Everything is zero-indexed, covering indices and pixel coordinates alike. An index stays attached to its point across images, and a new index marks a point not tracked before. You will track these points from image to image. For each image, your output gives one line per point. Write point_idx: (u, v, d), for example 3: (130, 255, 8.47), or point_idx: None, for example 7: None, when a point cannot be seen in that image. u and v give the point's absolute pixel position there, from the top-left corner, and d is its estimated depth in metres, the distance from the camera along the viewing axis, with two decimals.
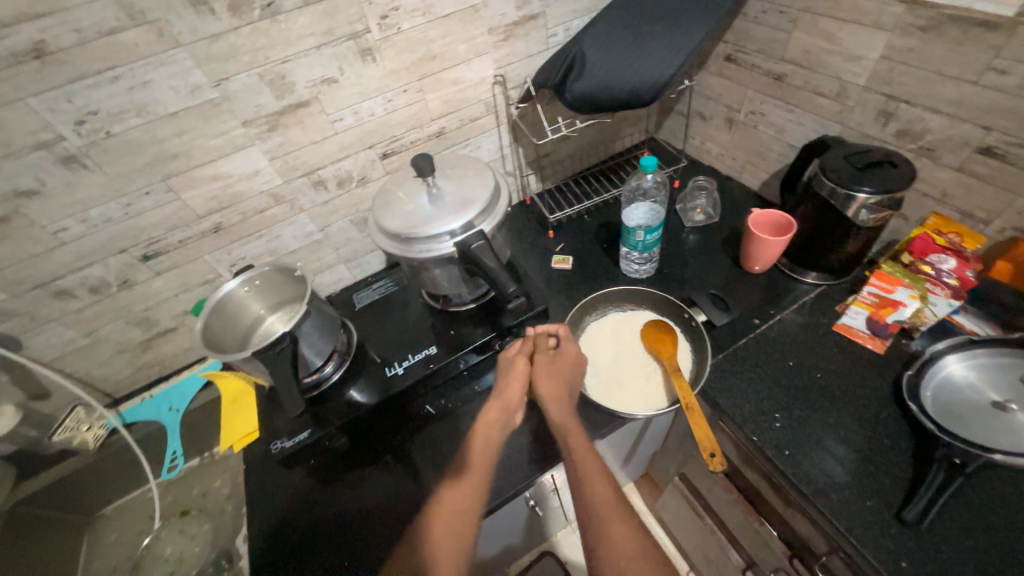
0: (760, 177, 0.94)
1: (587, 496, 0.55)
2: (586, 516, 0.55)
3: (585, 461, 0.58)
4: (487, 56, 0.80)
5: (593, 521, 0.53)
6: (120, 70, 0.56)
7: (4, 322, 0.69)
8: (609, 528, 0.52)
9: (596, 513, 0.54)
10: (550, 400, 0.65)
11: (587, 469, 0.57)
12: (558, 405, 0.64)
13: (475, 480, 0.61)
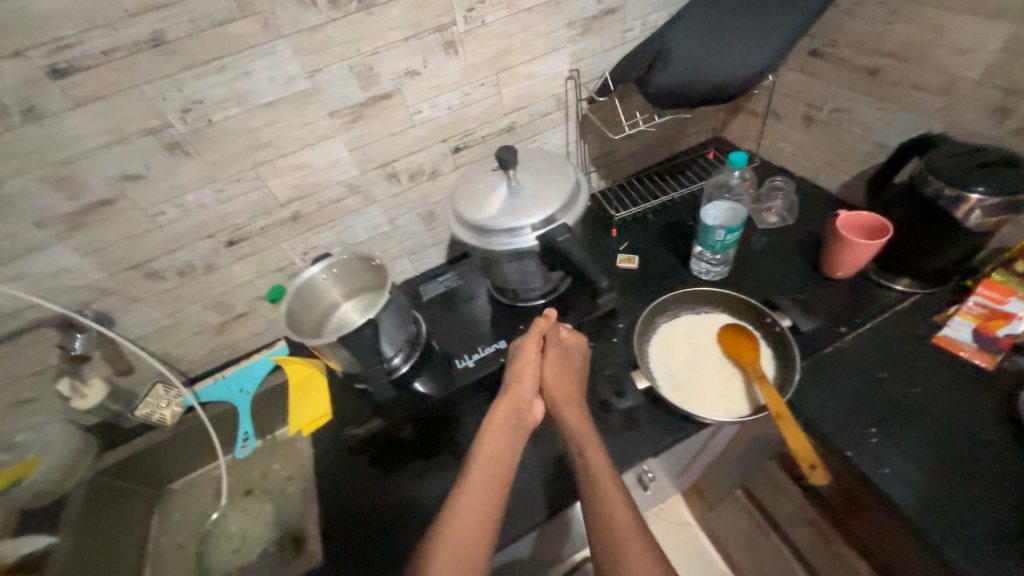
0: (840, 179, 0.89)
1: (607, 522, 0.51)
2: (604, 545, 0.50)
3: (606, 481, 0.54)
4: (563, 50, 0.79)
5: (611, 552, 0.49)
6: (225, 60, 0.58)
7: (100, 301, 0.72)
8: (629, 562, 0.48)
9: (616, 543, 0.50)
10: (567, 405, 0.61)
11: (608, 491, 0.53)
12: (575, 413, 0.61)
13: (483, 481, 0.53)
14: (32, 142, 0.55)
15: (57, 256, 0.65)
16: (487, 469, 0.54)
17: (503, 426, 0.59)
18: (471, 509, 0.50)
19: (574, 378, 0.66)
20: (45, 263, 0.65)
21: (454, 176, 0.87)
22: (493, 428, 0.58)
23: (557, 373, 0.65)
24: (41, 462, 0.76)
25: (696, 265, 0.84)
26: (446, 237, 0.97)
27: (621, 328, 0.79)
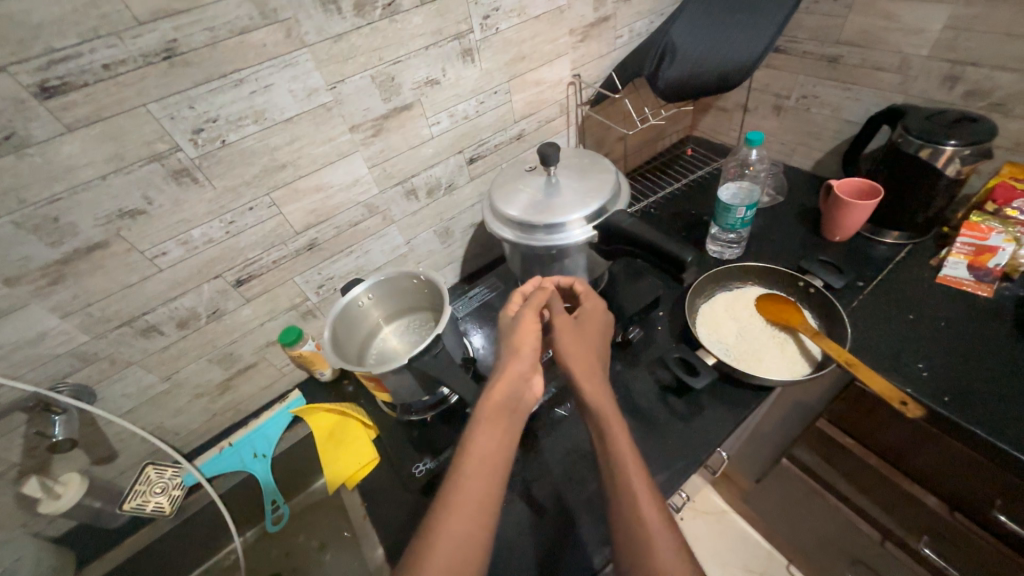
0: (813, 157, 0.99)
1: (631, 521, 0.45)
2: (625, 546, 0.44)
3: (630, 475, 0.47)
4: (566, 57, 0.82)
5: (634, 555, 0.43)
6: (245, 73, 0.53)
7: (80, 371, 0.59)
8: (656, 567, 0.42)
9: (639, 546, 0.43)
10: (585, 380, 0.54)
11: (635, 488, 0.46)
12: (594, 387, 0.54)
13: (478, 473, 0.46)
14: (9, 178, 0.45)
15: (31, 320, 0.53)
16: (488, 464, 0.47)
17: (504, 409, 0.51)
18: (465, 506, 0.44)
19: (594, 349, 0.58)
20: (15, 330, 0.53)
21: (469, 188, 0.85)
22: (491, 414, 0.50)
23: (572, 344, 0.57)
24: None
25: (712, 247, 0.88)
26: (460, 253, 0.94)
27: (662, 315, 0.79)
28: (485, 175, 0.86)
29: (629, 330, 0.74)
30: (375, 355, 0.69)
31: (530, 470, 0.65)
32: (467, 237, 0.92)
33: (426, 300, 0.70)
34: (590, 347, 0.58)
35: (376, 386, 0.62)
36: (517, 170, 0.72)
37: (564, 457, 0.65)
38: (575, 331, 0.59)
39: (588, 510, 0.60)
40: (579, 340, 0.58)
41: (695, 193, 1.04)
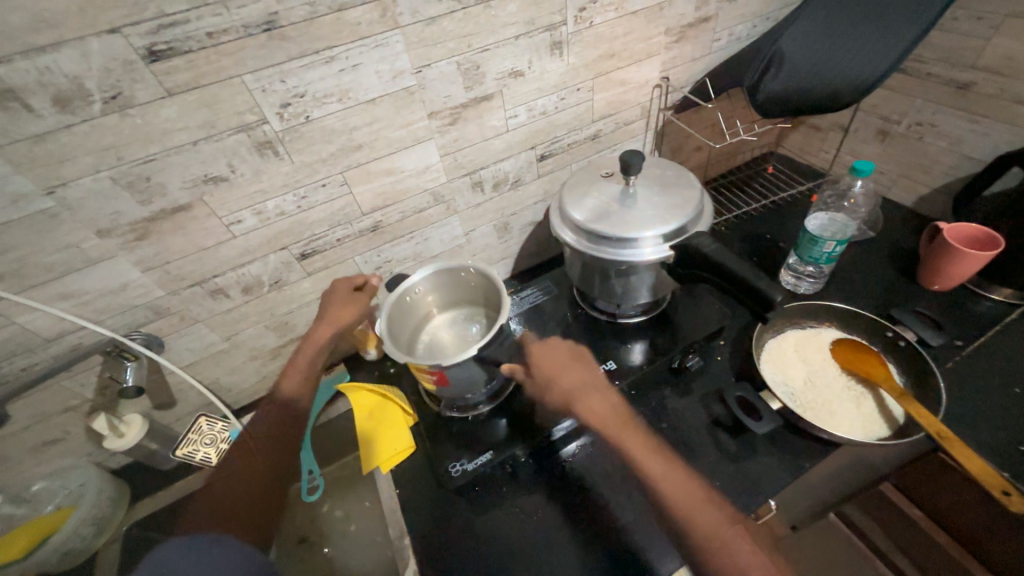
0: (917, 192, 0.89)
1: (688, 530, 0.47)
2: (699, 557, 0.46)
3: (670, 481, 0.51)
4: (657, 57, 0.76)
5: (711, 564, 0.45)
6: (337, 51, 0.52)
7: (153, 322, 0.62)
8: (734, 563, 0.44)
9: (706, 546, 0.46)
10: (584, 401, 0.57)
11: (677, 493, 0.50)
12: (597, 405, 0.57)
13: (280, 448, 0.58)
14: (112, 136, 0.47)
15: (116, 271, 0.56)
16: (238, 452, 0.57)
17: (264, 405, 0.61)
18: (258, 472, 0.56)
19: (577, 366, 0.62)
20: (101, 278, 0.56)
21: (534, 185, 0.82)
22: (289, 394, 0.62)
23: (558, 374, 0.60)
24: (75, 512, 0.67)
25: (785, 277, 0.82)
26: (515, 250, 0.92)
27: (722, 345, 0.74)
28: (553, 173, 0.83)
29: (688, 357, 0.68)
30: (425, 347, 0.67)
31: (564, 486, 0.64)
32: (524, 235, 0.90)
33: (481, 295, 0.68)
34: (575, 371, 0.61)
35: (437, 378, 0.57)
36: (592, 175, 0.69)
37: (600, 480, 0.64)
38: (550, 357, 0.62)
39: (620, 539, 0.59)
40: (559, 366, 0.61)
41: (772, 216, 0.96)
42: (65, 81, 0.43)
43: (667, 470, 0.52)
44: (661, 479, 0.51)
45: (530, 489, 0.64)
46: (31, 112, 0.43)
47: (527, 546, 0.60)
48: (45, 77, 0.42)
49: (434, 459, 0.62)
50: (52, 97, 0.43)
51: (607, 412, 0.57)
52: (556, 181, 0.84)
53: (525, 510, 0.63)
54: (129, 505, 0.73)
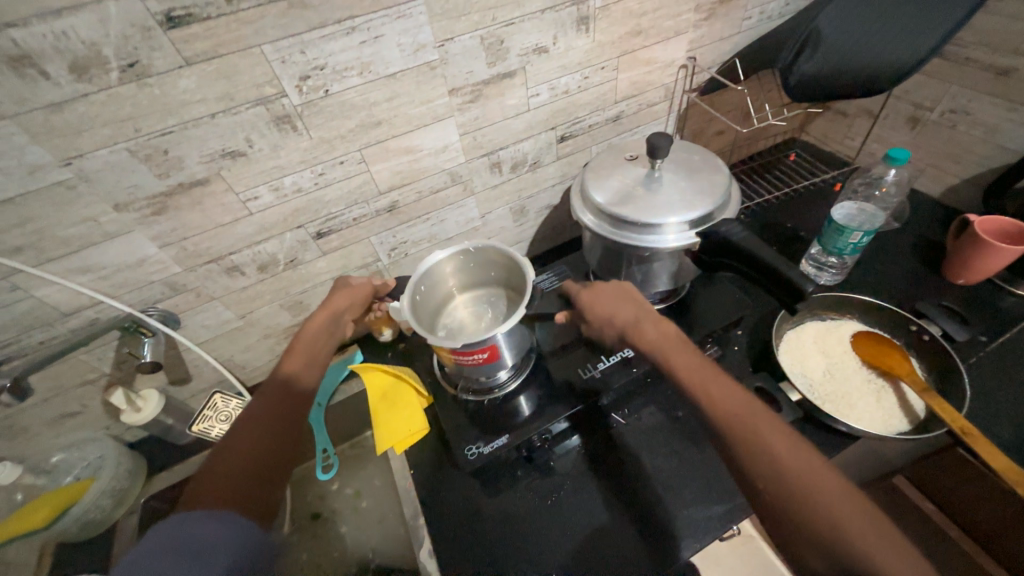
0: (945, 183, 0.86)
1: (769, 468, 0.40)
2: (770, 493, 0.39)
3: (756, 423, 0.43)
4: (685, 36, 0.73)
5: (781, 498, 0.38)
6: (359, 21, 0.50)
7: (169, 299, 0.62)
8: (825, 509, 0.37)
9: (789, 489, 0.38)
10: (646, 331, 0.54)
11: (769, 439, 0.42)
12: (659, 335, 0.53)
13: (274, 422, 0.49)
14: (129, 107, 0.46)
15: (133, 246, 0.55)
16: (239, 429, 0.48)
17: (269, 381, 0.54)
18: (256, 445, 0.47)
19: (631, 299, 0.59)
20: (119, 253, 0.55)
21: (553, 167, 0.80)
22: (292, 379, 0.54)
23: (613, 306, 0.58)
24: (94, 484, 0.67)
25: (806, 267, 0.81)
26: (530, 233, 0.91)
27: (740, 334, 0.73)
28: (573, 156, 0.81)
29: (707, 346, 0.68)
30: (444, 328, 0.67)
31: (580, 471, 0.65)
32: (541, 218, 0.89)
33: (503, 278, 0.67)
34: (629, 301, 0.59)
35: (488, 356, 0.56)
36: (615, 157, 0.67)
37: (614, 466, 0.65)
38: (607, 291, 0.60)
39: (634, 524, 0.60)
40: (617, 298, 0.59)
41: (792, 204, 0.94)
42: (82, 47, 0.41)
43: (732, 394, 0.46)
44: (743, 418, 0.44)
45: (546, 474, 0.65)
46: (48, 79, 0.42)
47: (542, 528, 0.61)
48: (61, 42, 0.40)
49: (451, 441, 0.62)
50: (69, 64, 0.42)
51: (672, 344, 0.52)
52: (575, 163, 0.82)
53: (540, 493, 0.64)
54: (147, 477, 0.74)
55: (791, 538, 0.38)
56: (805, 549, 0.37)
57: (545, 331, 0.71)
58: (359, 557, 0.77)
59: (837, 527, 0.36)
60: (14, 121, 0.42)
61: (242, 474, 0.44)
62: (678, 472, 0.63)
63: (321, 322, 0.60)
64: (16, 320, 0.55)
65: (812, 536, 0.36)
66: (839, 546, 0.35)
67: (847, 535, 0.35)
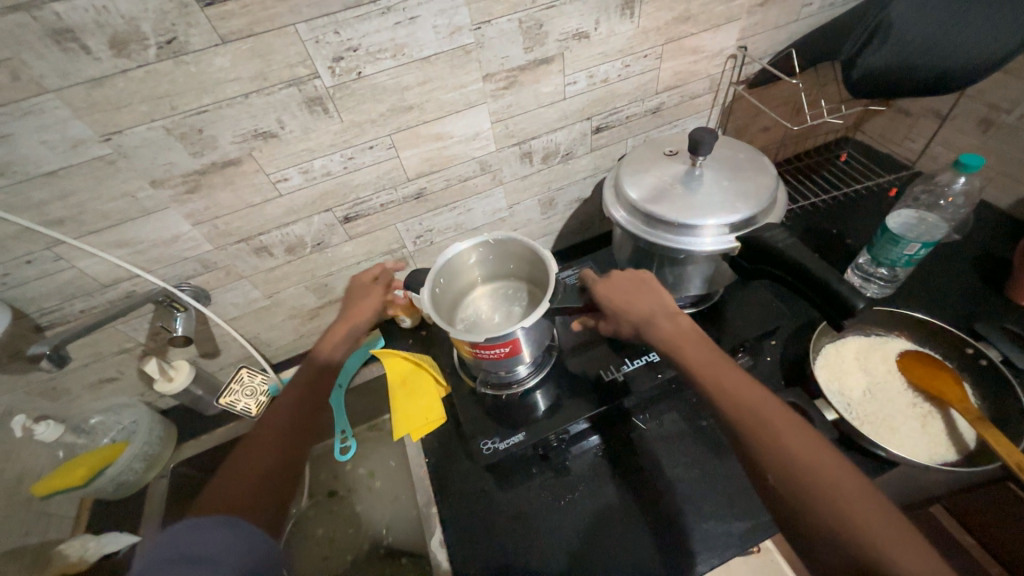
0: (1017, 193, 0.78)
1: (785, 470, 0.36)
2: (784, 492, 0.35)
3: (767, 413, 0.39)
4: (737, 23, 0.68)
5: (796, 499, 0.35)
6: (394, 1, 0.48)
7: (201, 276, 0.63)
8: (846, 511, 0.33)
9: (804, 488, 0.35)
10: (658, 326, 0.49)
11: (781, 431, 0.38)
12: (671, 329, 0.49)
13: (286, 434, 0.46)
14: (166, 84, 0.46)
15: (168, 223, 0.56)
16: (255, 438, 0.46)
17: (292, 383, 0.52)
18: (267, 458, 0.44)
19: (643, 288, 0.53)
20: (155, 229, 0.56)
21: (586, 159, 0.78)
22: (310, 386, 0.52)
23: (623, 296, 0.53)
24: (128, 446, 0.70)
25: (851, 277, 0.76)
26: (557, 227, 0.88)
27: (774, 345, 0.70)
28: (607, 148, 0.78)
29: (737, 356, 0.64)
30: (464, 320, 0.66)
31: (595, 473, 0.64)
32: (569, 212, 0.86)
33: (526, 271, 0.65)
34: (642, 291, 0.53)
35: (508, 351, 0.55)
36: (654, 152, 0.64)
37: (632, 472, 0.63)
38: (617, 282, 0.54)
39: (649, 533, 0.58)
40: (628, 288, 0.53)
41: (840, 209, 0.89)
42: (121, 21, 0.41)
43: (750, 392, 0.41)
44: (753, 408, 0.39)
45: (561, 474, 0.64)
46: (89, 54, 0.42)
47: (555, 529, 0.60)
48: (102, 17, 0.40)
49: (466, 434, 0.61)
50: (109, 39, 0.42)
51: (686, 338, 0.47)
52: (609, 156, 0.79)
53: (554, 493, 0.63)
54: (177, 444, 0.77)
55: (807, 542, 0.34)
56: (824, 555, 0.33)
57: (567, 329, 0.69)
58: (372, 534, 0.77)
59: (858, 532, 0.32)
60: (58, 95, 0.43)
61: (263, 481, 0.42)
62: (699, 484, 0.61)
63: (344, 335, 0.58)
64: (58, 289, 0.57)
65: (832, 541, 0.33)
66: (864, 553, 0.31)
67: (872, 541, 0.31)
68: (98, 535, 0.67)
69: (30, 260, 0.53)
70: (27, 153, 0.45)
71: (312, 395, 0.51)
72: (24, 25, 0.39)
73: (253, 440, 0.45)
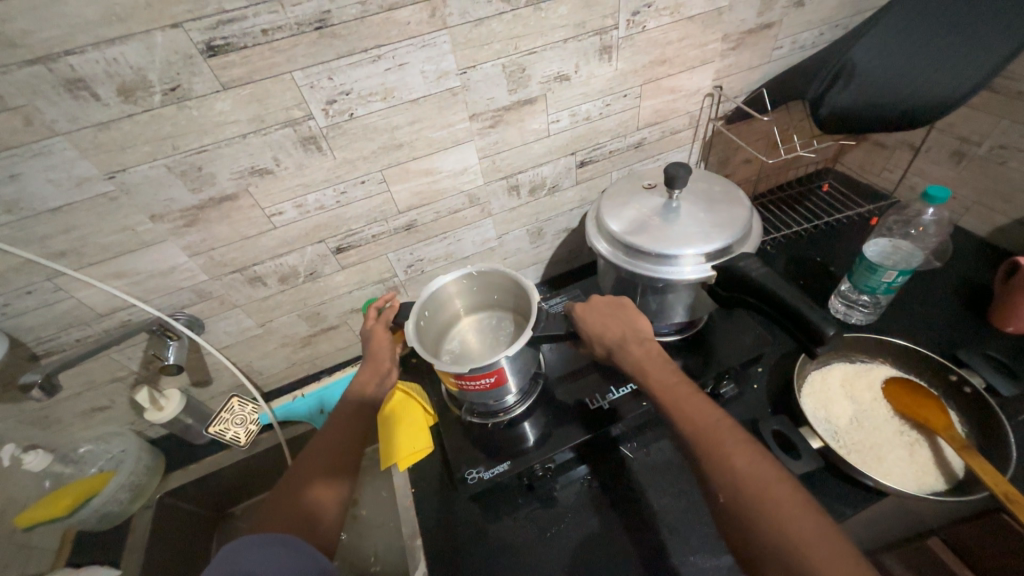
0: (993, 222, 0.80)
1: (729, 484, 0.39)
2: (734, 510, 0.39)
3: (720, 435, 0.43)
4: (712, 65, 0.73)
5: (743, 516, 0.38)
6: (385, 50, 0.52)
7: (196, 304, 0.65)
8: (784, 526, 0.36)
9: (750, 506, 0.38)
10: (628, 352, 0.53)
11: (732, 452, 0.41)
12: (639, 353, 0.53)
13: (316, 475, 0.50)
14: (169, 126, 0.49)
15: (165, 255, 0.59)
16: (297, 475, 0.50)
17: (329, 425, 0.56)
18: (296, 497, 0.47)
19: (617, 315, 0.57)
20: (152, 260, 0.58)
21: (573, 191, 0.81)
22: (341, 427, 0.55)
23: (599, 323, 0.56)
24: (113, 477, 0.70)
25: (835, 305, 0.77)
26: (547, 255, 0.91)
27: (760, 372, 0.70)
28: (593, 180, 0.81)
29: (723, 383, 0.65)
30: (451, 349, 0.67)
31: (583, 504, 0.63)
32: (558, 241, 0.89)
33: (510, 301, 0.67)
34: (616, 318, 0.57)
35: (493, 381, 0.56)
36: (634, 185, 0.66)
37: (620, 503, 0.63)
38: (594, 309, 0.58)
39: (636, 567, 0.57)
40: (604, 315, 0.57)
41: (822, 238, 0.91)
42: (130, 71, 0.45)
43: (703, 411, 0.45)
44: (707, 432, 0.43)
45: (548, 505, 0.63)
46: (98, 100, 0.45)
47: (541, 563, 0.58)
48: (112, 67, 0.44)
49: (452, 463, 0.61)
50: (117, 87, 0.45)
51: (653, 363, 0.51)
52: (595, 188, 0.82)
53: (541, 525, 0.62)
54: (164, 474, 0.77)
55: (754, 558, 0.37)
56: (767, 570, 0.36)
57: (554, 357, 0.70)
58: (359, 562, 0.75)
59: (795, 546, 0.35)
60: (66, 138, 0.46)
61: (293, 522, 0.45)
62: (686, 515, 0.60)
63: (368, 377, 0.60)
64: (56, 318, 0.59)
65: (773, 554, 0.36)
66: (799, 565, 0.34)
67: (804, 554, 0.34)
68: (78, 568, 0.66)
69: (30, 290, 0.55)
70: (35, 191, 0.48)
71: (342, 435, 0.54)
72: (40, 75, 0.42)
73: (292, 479, 0.49)
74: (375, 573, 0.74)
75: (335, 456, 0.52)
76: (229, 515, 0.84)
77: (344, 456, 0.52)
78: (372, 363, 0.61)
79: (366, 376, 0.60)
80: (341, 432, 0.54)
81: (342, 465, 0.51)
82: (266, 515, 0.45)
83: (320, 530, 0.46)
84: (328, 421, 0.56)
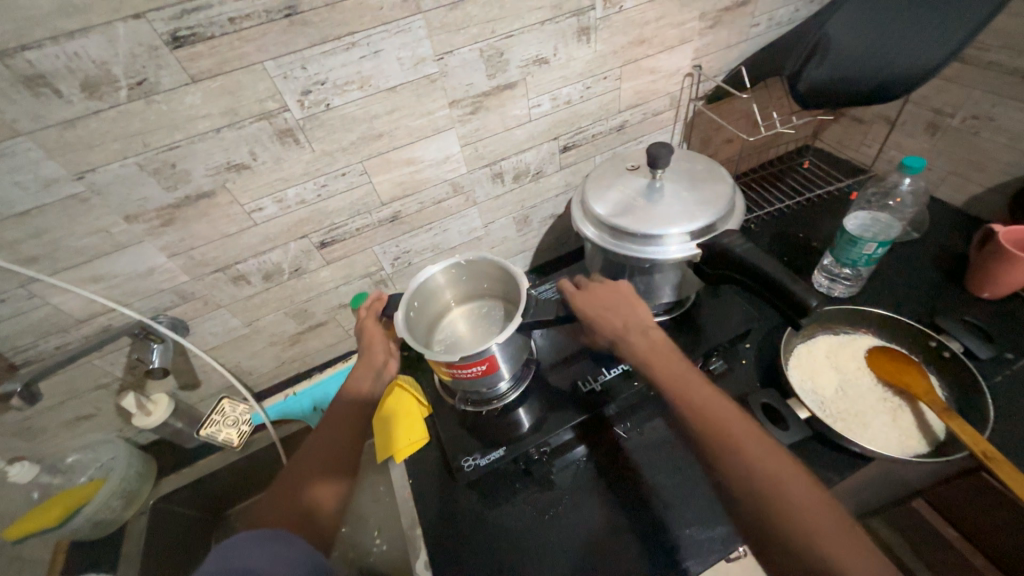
0: (968, 191, 0.82)
1: (738, 470, 0.40)
2: (746, 496, 0.39)
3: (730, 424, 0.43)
4: (690, 44, 0.72)
5: (755, 501, 0.39)
6: (358, 37, 0.51)
7: (179, 306, 0.64)
8: (796, 511, 0.37)
9: (762, 493, 0.39)
10: (635, 340, 0.53)
11: (741, 440, 0.42)
12: (645, 341, 0.53)
13: (313, 464, 0.50)
14: (138, 122, 0.47)
15: (143, 256, 0.57)
16: (295, 463, 0.51)
17: (325, 419, 0.56)
18: (294, 484, 0.48)
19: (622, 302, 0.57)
20: (129, 262, 0.57)
21: (556, 177, 0.80)
22: (339, 418, 0.55)
23: (605, 311, 0.55)
24: (104, 485, 0.69)
25: (819, 279, 0.78)
26: (534, 243, 0.91)
27: (748, 348, 0.71)
28: (577, 165, 0.81)
29: (712, 361, 0.66)
30: (442, 339, 0.67)
31: (579, 486, 0.64)
32: (544, 228, 0.89)
33: (499, 289, 0.67)
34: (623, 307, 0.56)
35: (486, 368, 0.56)
36: (617, 167, 0.66)
37: (616, 482, 0.64)
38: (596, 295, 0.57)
39: (632, 545, 0.58)
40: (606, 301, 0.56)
41: (805, 214, 0.92)
42: (93, 66, 0.43)
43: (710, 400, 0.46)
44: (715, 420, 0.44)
45: (546, 488, 0.64)
46: (61, 97, 0.44)
47: (541, 544, 0.59)
48: (74, 62, 0.42)
49: (449, 453, 0.61)
50: (81, 83, 0.43)
51: (660, 352, 0.52)
52: (578, 173, 0.82)
53: (539, 508, 0.62)
54: (156, 480, 0.77)
55: (763, 540, 0.38)
56: (779, 553, 0.37)
57: (545, 343, 0.70)
58: (365, 543, 0.76)
59: (811, 533, 0.36)
60: (30, 137, 0.45)
61: (295, 505, 0.46)
62: (681, 489, 0.62)
63: (363, 370, 0.60)
64: (33, 326, 0.57)
65: (784, 538, 0.37)
66: (812, 548, 0.36)
67: (814, 537, 0.36)
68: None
69: (3, 298, 0.53)
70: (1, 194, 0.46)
71: (339, 427, 0.54)
72: None
73: (291, 470, 0.50)
74: (378, 553, 0.74)
75: (333, 453, 0.52)
76: (226, 516, 0.83)
77: (344, 450, 0.52)
78: (365, 356, 0.61)
79: (360, 369, 0.60)
80: (339, 430, 0.54)
81: (340, 453, 0.52)
82: (269, 504, 0.47)
83: (319, 528, 0.46)
84: (325, 419, 0.56)
